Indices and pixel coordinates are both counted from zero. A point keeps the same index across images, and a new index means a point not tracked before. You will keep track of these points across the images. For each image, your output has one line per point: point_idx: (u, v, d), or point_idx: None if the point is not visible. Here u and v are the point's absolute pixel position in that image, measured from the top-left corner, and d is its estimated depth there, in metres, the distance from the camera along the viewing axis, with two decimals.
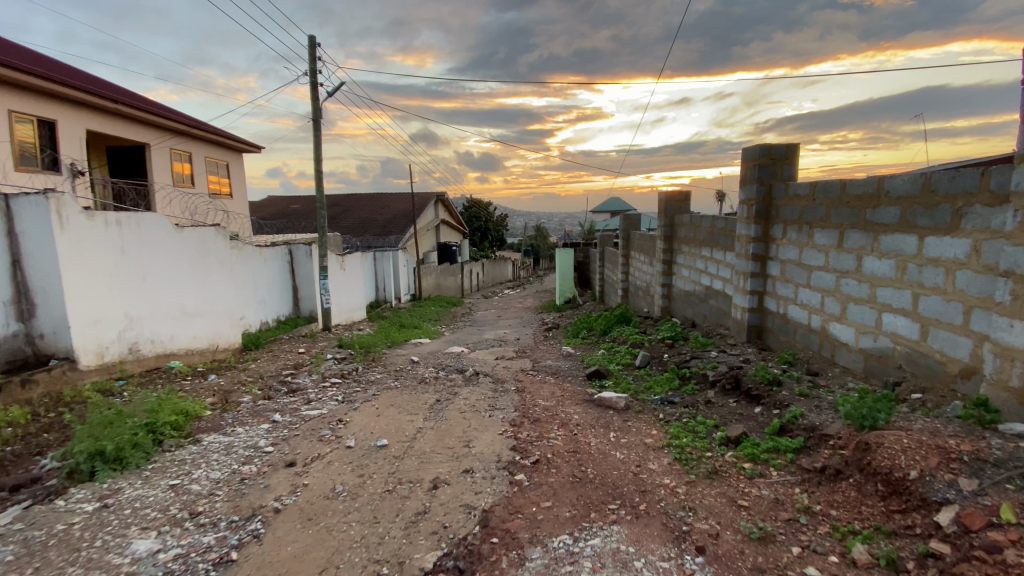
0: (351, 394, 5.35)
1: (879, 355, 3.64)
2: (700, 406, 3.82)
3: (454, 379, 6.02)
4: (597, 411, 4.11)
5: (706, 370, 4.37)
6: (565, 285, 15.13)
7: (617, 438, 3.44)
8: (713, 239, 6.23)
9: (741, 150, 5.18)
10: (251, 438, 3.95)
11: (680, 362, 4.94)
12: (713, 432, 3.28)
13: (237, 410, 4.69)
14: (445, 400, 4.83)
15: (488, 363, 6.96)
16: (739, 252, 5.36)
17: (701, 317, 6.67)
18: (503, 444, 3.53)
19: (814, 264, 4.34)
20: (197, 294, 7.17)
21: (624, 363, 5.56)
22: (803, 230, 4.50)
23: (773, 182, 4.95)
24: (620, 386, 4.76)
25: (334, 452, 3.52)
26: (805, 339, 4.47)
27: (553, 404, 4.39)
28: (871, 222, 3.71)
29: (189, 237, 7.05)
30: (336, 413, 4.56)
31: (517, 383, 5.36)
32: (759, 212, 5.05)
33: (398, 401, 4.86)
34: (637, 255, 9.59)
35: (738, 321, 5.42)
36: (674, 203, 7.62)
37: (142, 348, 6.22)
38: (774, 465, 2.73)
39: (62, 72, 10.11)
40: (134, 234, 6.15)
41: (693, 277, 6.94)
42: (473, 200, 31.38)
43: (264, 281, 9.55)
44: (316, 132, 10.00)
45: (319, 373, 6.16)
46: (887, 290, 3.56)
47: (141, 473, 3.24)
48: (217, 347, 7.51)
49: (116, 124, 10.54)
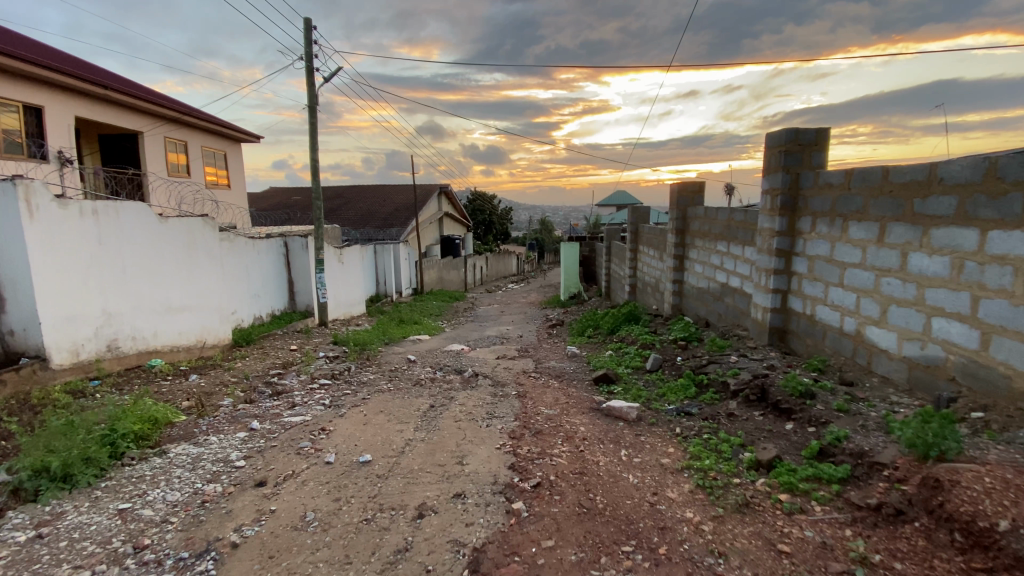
0: (339, 397, 4.97)
1: (927, 365, 3.22)
2: (722, 420, 3.41)
3: (452, 381, 5.63)
4: (605, 422, 3.71)
5: (727, 378, 3.94)
6: (571, 279, 14.63)
7: (629, 457, 3.03)
8: (731, 233, 5.78)
9: (765, 135, 4.75)
10: (222, 450, 3.57)
11: (695, 366, 4.51)
12: (741, 453, 2.87)
13: (214, 416, 4.32)
14: (439, 406, 4.43)
15: (488, 363, 6.56)
16: (761, 247, 4.93)
17: (715, 316, 6.25)
18: (501, 461, 3.13)
19: (848, 261, 3.91)
20: (183, 288, 6.80)
21: (634, 366, 5.14)
22: (835, 223, 4.07)
23: (800, 170, 4.52)
24: (630, 393, 4.35)
25: (310, 470, 3.14)
26: (837, 344, 4.04)
27: (557, 413, 3.99)
28: (920, 214, 3.28)
29: (175, 228, 6.66)
30: (319, 421, 4.17)
31: (518, 387, 4.96)
32: (784, 204, 4.61)
33: (389, 407, 4.47)
34: (646, 250, 9.13)
35: (759, 323, 5.00)
36: (686, 194, 7.15)
37: (122, 345, 5.87)
38: (816, 498, 2.32)
39: (50, 56, 9.71)
40: (112, 224, 5.78)
41: (707, 273, 6.51)
42: (477, 193, 30.94)
43: (257, 274, 9.17)
44: (312, 120, 9.59)
45: (307, 374, 5.77)
46: (938, 292, 3.13)
47: (91, 494, 2.87)
48: (205, 343, 7.16)
49: (106, 111, 10.13)
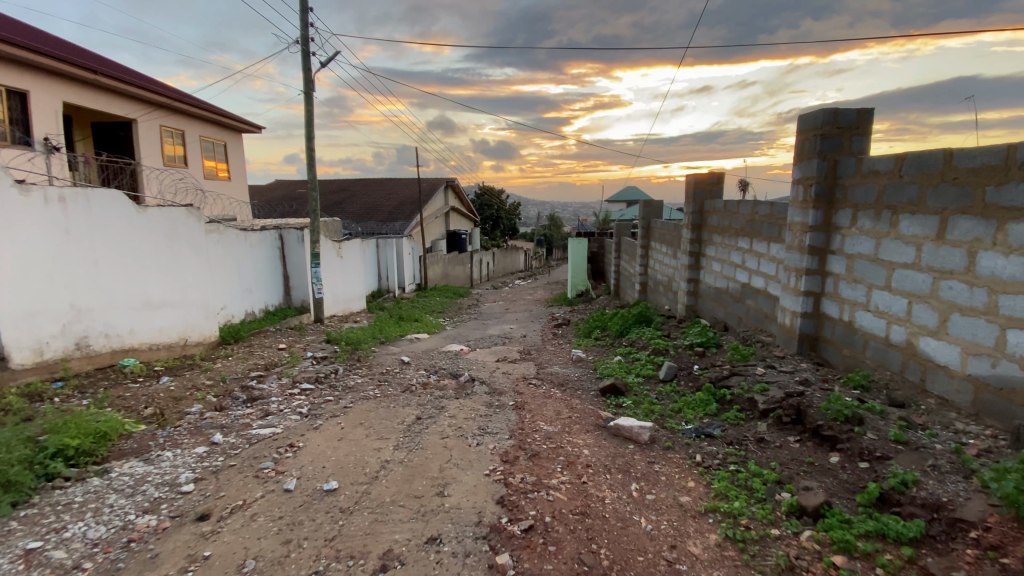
0: (319, 405, 4.49)
1: (1000, 387, 2.68)
2: (751, 447, 2.90)
3: (445, 387, 5.14)
4: (613, 444, 3.21)
5: (754, 395, 3.42)
6: (578, 277, 14.06)
7: (640, 494, 2.54)
8: (755, 228, 5.24)
9: (798, 117, 4.21)
10: (172, 470, 3.14)
11: (716, 377, 3.99)
12: (778, 493, 2.37)
13: (175, 426, 3.88)
14: (426, 419, 3.95)
15: (487, 367, 6.07)
16: (791, 244, 4.40)
17: (735, 320, 5.72)
18: (488, 494, 2.65)
19: (898, 261, 3.37)
20: (165, 281, 6.38)
21: (645, 375, 4.64)
22: (882, 217, 3.53)
23: (838, 157, 3.99)
24: (642, 407, 3.85)
25: (263, 500, 2.68)
26: (882, 356, 3.51)
27: (558, 431, 3.50)
28: (992, 206, 2.73)
29: (155, 218, 6.21)
30: (290, 434, 3.71)
31: (516, 397, 4.46)
32: (819, 195, 4.07)
33: (370, 418, 3.99)
34: (658, 246, 8.60)
35: (787, 329, 4.46)
36: (704, 185, 6.60)
37: (93, 343, 5.50)
38: (882, 565, 1.82)
39: (39, 40, 9.36)
40: (82, 213, 5.38)
41: (726, 272, 5.97)
42: (485, 187, 30.41)
43: (250, 268, 8.76)
44: (309, 106, 9.13)
45: (289, 377, 5.32)
46: (1017, 299, 2.59)
47: (4, 526, 2.48)
48: (189, 342, 6.75)
49: (97, 96, 9.75)
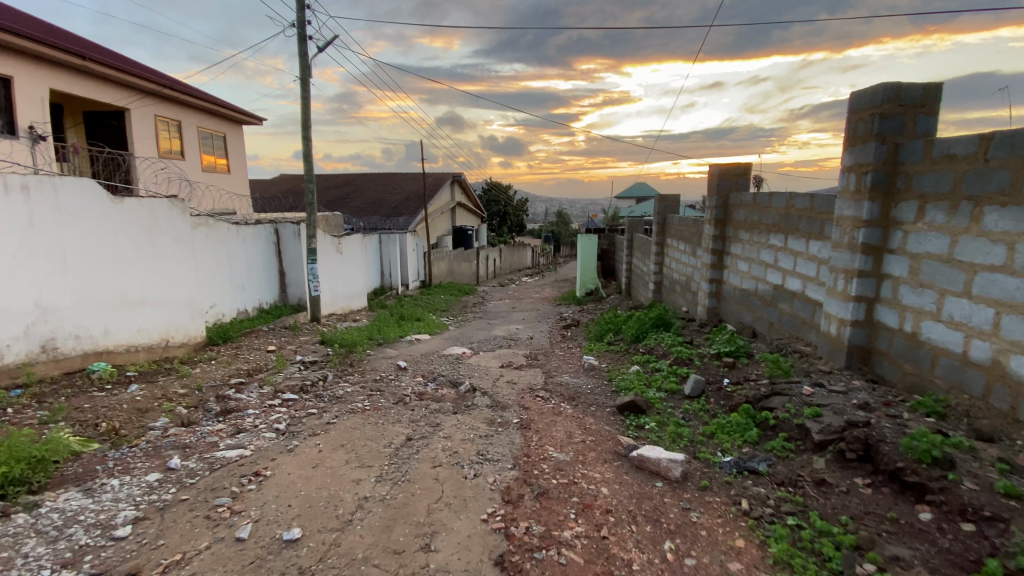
0: (299, 420, 3.99)
1: None
2: (810, 492, 2.36)
3: (443, 399, 4.61)
4: (638, 481, 2.68)
5: (805, 420, 2.87)
6: (587, 275, 13.50)
7: (677, 558, 2.03)
8: (792, 223, 4.66)
9: (851, 94, 3.65)
10: (111, 507, 2.65)
11: (754, 396, 3.44)
12: (860, 564, 1.84)
13: (131, 447, 3.40)
14: (418, 440, 3.43)
15: (490, 374, 5.54)
16: (839, 241, 3.82)
17: (765, 325, 5.15)
18: (484, 550, 2.14)
19: (981, 262, 2.81)
20: (145, 278, 5.92)
21: (668, 389, 4.09)
22: (959, 210, 2.95)
23: (900, 140, 3.43)
24: (668, 432, 3.31)
25: (206, 555, 2.18)
26: (957, 376, 2.95)
27: (571, 461, 2.96)
28: None
29: (133, 210, 5.73)
30: (259, 458, 3.21)
31: (521, 413, 3.92)
32: (876, 184, 3.49)
33: (354, 439, 3.47)
34: (675, 243, 8.02)
35: (832, 339, 3.89)
36: (729, 176, 6.01)
37: (61, 346, 5.04)
38: None
39: (25, 24, 8.94)
40: (49, 204, 4.91)
41: (755, 272, 5.40)
42: (492, 182, 29.91)
43: (241, 265, 8.28)
44: (305, 94, 8.62)
45: (271, 386, 4.82)
46: None
47: None
48: (171, 343, 6.29)
49: (87, 84, 9.28)
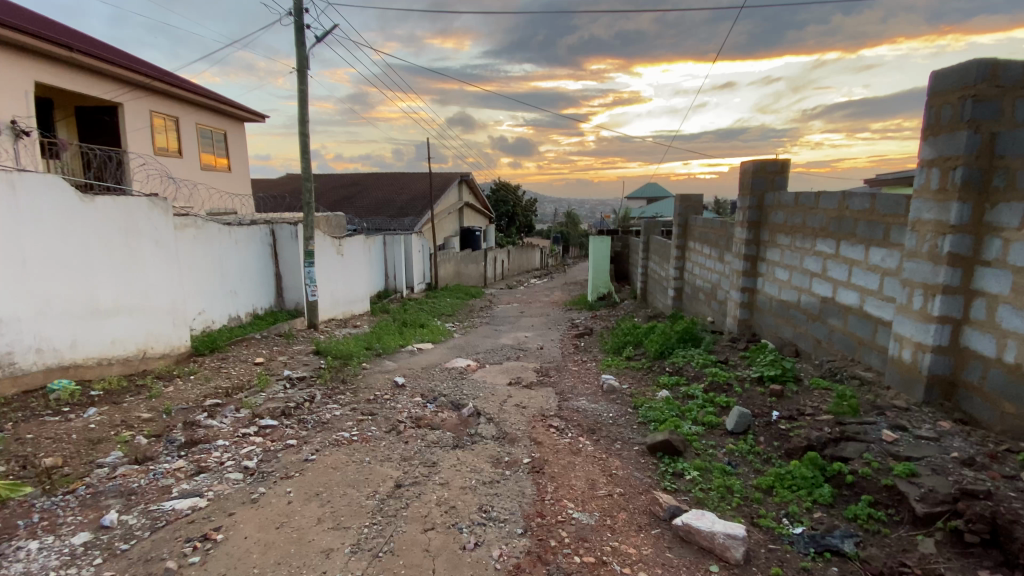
0: (274, 455, 3.42)
1: None
2: None
3: (443, 427, 4.01)
4: (687, 565, 2.09)
5: (896, 480, 2.24)
6: (599, 279, 12.83)
7: None
8: (848, 227, 4.02)
9: (933, 73, 3.03)
10: None
11: (818, 438, 2.81)
12: None
13: (67, 494, 2.84)
14: (408, 488, 2.85)
15: (497, 394, 4.93)
16: (915, 249, 3.17)
17: (811, 343, 4.50)
18: None
19: None
20: (121, 284, 5.40)
21: (705, 422, 3.48)
22: None
23: (997, 128, 2.80)
24: (715, 485, 2.69)
25: None
26: None
27: (597, 527, 2.36)
28: None
29: (107, 209, 5.22)
30: (218, 510, 2.65)
31: (532, 451, 3.33)
32: (969, 182, 2.84)
33: (334, 485, 2.90)
34: (698, 248, 7.37)
35: (905, 367, 3.25)
36: (764, 174, 5.38)
37: (18, 361, 4.53)
38: None
39: (11, 14, 8.49)
40: (6, 203, 4.39)
41: (798, 281, 4.74)
42: (501, 182, 29.27)
43: (233, 268, 7.75)
44: (303, 86, 8.10)
45: (250, 409, 4.25)
46: None
47: None
48: (149, 355, 5.76)
49: (75, 77, 8.79)
